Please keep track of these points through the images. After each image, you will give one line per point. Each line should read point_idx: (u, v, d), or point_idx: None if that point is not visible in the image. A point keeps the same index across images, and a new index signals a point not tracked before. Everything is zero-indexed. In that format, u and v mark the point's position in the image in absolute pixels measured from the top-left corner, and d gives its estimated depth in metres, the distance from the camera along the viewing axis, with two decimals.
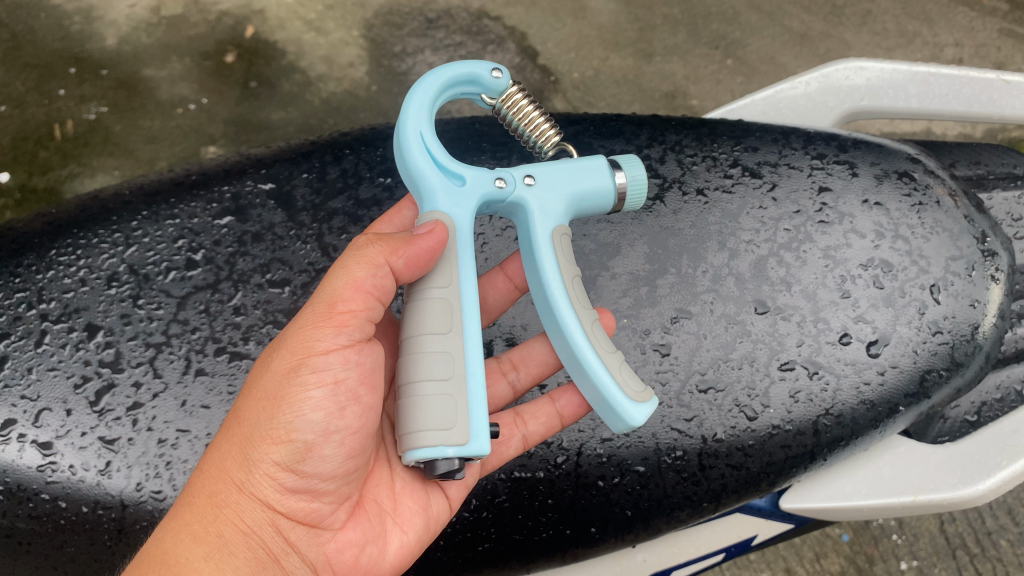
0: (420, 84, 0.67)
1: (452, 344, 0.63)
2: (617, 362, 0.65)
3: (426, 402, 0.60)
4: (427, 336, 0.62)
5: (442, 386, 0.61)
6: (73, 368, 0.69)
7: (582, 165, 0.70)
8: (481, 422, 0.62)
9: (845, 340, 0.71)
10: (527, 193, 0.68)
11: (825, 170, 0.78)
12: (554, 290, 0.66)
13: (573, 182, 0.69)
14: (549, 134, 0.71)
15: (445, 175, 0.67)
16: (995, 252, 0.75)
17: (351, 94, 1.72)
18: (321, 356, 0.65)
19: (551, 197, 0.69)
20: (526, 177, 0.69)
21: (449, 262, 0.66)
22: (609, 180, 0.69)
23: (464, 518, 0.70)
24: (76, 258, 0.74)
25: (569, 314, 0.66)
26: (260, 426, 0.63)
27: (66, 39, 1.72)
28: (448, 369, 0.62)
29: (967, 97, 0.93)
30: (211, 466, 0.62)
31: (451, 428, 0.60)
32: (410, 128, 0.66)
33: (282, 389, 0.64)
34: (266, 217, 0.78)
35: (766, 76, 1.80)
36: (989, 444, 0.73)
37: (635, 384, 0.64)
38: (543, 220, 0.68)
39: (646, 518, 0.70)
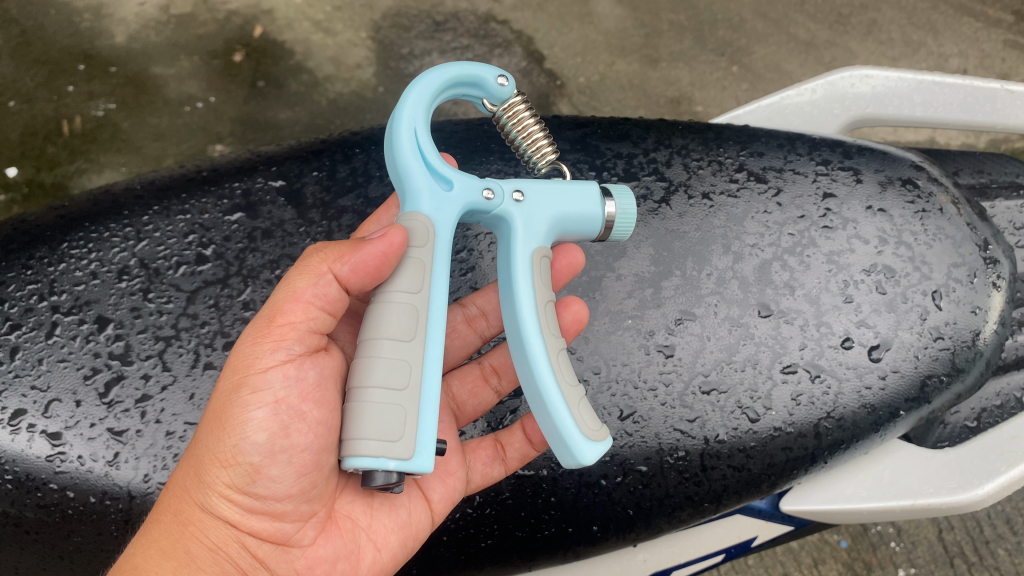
0: (427, 81, 0.67)
1: (413, 353, 0.60)
2: (576, 396, 0.64)
3: (371, 410, 0.57)
4: (382, 340, 0.59)
5: (391, 395, 0.58)
6: (84, 360, 0.70)
7: (571, 190, 0.69)
8: (427, 438, 0.59)
9: (848, 344, 0.71)
10: (512, 209, 0.67)
11: (829, 176, 0.79)
12: (523, 307, 0.65)
13: (561, 206, 0.69)
14: (544, 151, 0.71)
15: (433, 177, 0.66)
16: (996, 260, 0.76)
17: (358, 95, 1.73)
18: (260, 374, 0.64)
19: (534, 222, 0.68)
20: (516, 191, 0.68)
21: (417, 264, 0.63)
22: (598, 210, 0.69)
23: (466, 514, 0.71)
24: (88, 252, 0.75)
25: (534, 337, 0.65)
26: (209, 447, 0.62)
27: (75, 35, 1.73)
28: (403, 378, 0.59)
29: (972, 106, 0.93)
30: (172, 487, 0.62)
31: (397, 441, 0.57)
32: (404, 123, 0.65)
33: (227, 409, 0.63)
34: (276, 214, 0.79)
35: (770, 84, 1.81)
36: (989, 450, 0.74)
37: (592, 422, 0.63)
38: (522, 241, 0.67)
39: (648, 517, 0.70)
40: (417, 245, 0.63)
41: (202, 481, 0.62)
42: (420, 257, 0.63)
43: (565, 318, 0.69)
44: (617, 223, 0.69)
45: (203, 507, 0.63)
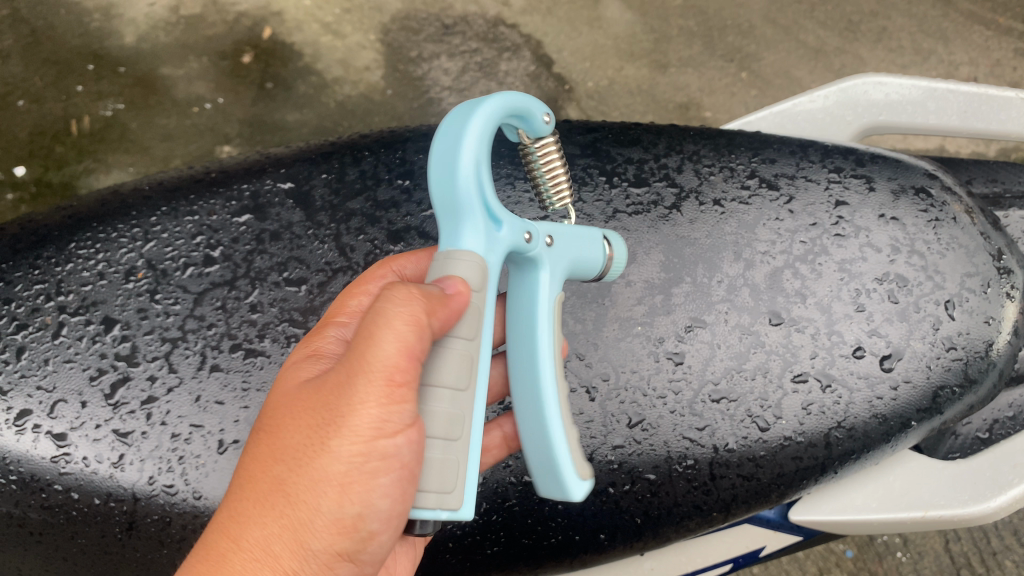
0: (484, 102, 0.58)
1: (461, 399, 0.55)
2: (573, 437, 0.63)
3: (426, 461, 0.53)
4: (444, 390, 0.55)
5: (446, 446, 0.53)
6: (90, 361, 0.70)
7: (580, 233, 0.66)
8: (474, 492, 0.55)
9: (859, 354, 0.71)
10: (543, 256, 0.63)
11: (842, 184, 0.78)
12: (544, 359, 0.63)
13: (577, 252, 0.65)
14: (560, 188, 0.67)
15: (488, 217, 0.59)
16: (1010, 270, 0.75)
17: (366, 97, 1.74)
18: (386, 438, 0.56)
19: (558, 265, 0.64)
20: (547, 238, 0.63)
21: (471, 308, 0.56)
22: (599, 254, 0.66)
23: (473, 522, 0.68)
24: (95, 252, 0.75)
25: (548, 382, 0.62)
26: (321, 514, 0.56)
27: (85, 36, 1.74)
28: (457, 429, 0.54)
29: (987, 115, 0.92)
30: (256, 549, 0.54)
31: (449, 490, 0.53)
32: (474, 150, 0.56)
33: (327, 472, 0.56)
34: (284, 216, 0.78)
35: (780, 90, 1.80)
36: (1001, 462, 0.72)
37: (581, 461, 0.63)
38: (551, 282, 0.64)
39: (655, 525, 0.70)
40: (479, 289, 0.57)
41: (306, 552, 0.56)
42: (478, 300, 0.57)
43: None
44: (611, 268, 0.68)
45: None
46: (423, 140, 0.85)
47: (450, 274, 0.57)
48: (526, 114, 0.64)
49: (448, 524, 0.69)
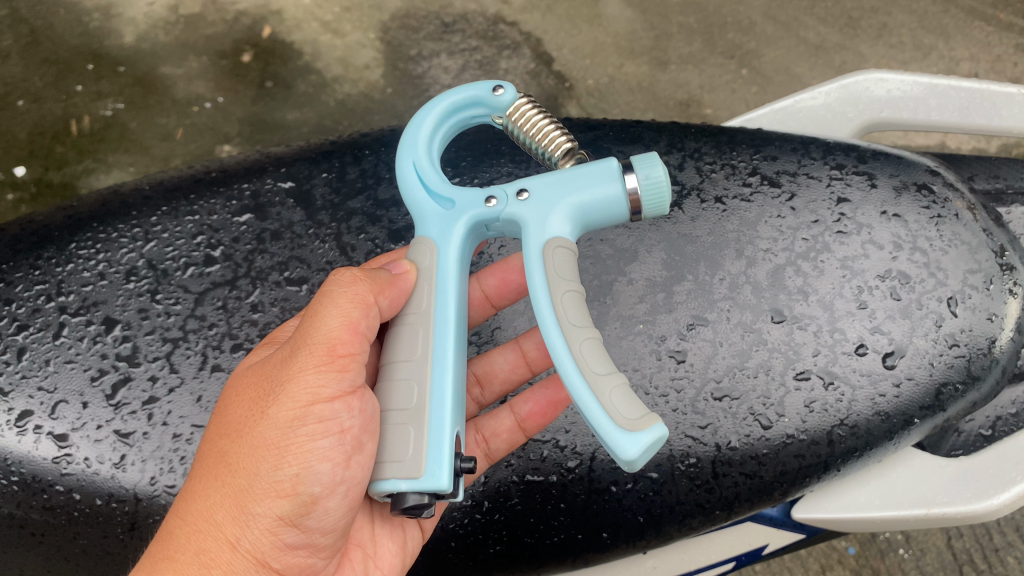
0: (419, 117, 0.69)
1: (411, 369, 0.61)
2: (611, 384, 0.57)
3: (388, 432, 0.60)
4: (399, 364, 0.62)
5: (404, 415, 0.60)
6: (91, 361, 0.70)
7: (582, 174, 0.65)
8: (443, 452, 0.58)
9: (862, 351, 0.70)
10: (520, 213, 0.65)
11: (844, 181, 0.78)
12: (546, 315, 0.61)
13: (571, 192, 0.65)
14: (556, 139, 0.67)
15: (435, 199, 0.67)
16: (1013, 266, 0.74)
17: (366, 96, 1.73)
18: (324, 404, 0.62)
19: (541, 213, 0.65)
20: (522, 193, 0.65)
21: (425, 284, 0.65)
22: (613, 186, 0.64)
23: (475, 519, 0.68)
24: (96, 252, 0.75)
25: (554, 333, 0.60)
26: (259, 478, 0.61)
27: (84, 35, 1.74)
28: (409, 398, 0.61)
29: (989, 111, 0.92)
30: (199, 520, 0.60)
31: (407, 459, 0.58)
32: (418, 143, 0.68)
33: (278, 440, 0.61)
34: (285, 216, 0.78)
35: (781, 87, 1.80)
36: (1005, 458, 0.72)
37: (629, 408, 0.55)
38: (535, 234, 0.64)
39: (658, 525, 0.69)
40: (423, 267, 0.66)
41: (247, 516, 0.61)
42: (426, 278, 0.65)
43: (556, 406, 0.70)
44: (640, 200, 0.64)
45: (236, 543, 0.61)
46: None
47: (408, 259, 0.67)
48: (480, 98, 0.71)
49: (451, 522, 0.69)
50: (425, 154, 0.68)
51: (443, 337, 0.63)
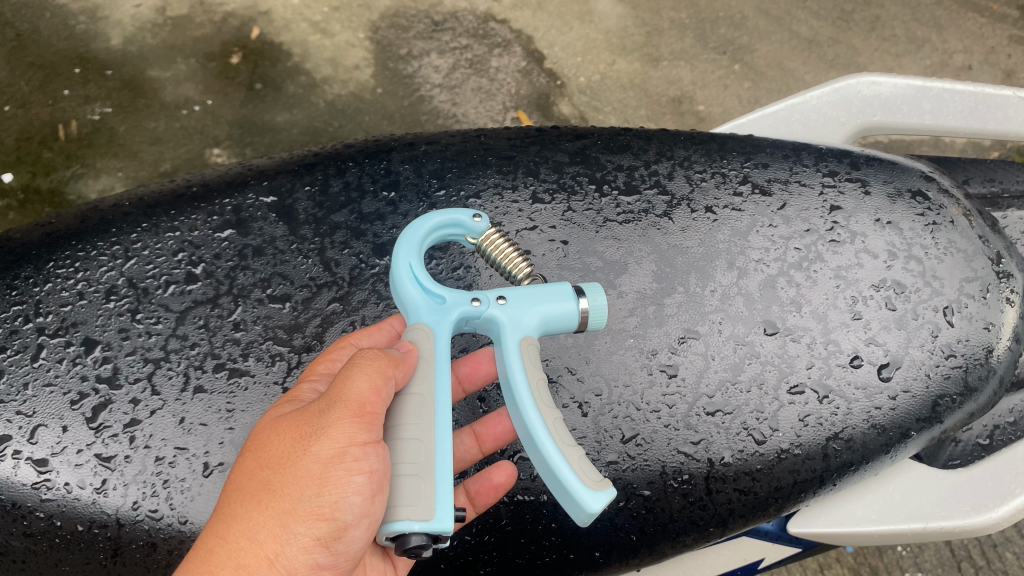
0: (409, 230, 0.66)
1: (418, 431, 0.59)
2: (577, 455, 0.58)
3: (396, 481, 0.56)
4: (405, 424, 0.60)
5: (412, 465, 0.57)
6: (71, 384, 0.68)
7: (545, 291, 0.65)
8: (449, 501, 0.56)
9: (857, 363, 0.69)
10: (499, 315, 0.64)
11: (836, 189, 0.76)
12: (521, 389, 0.61)
13: (541, 306, 0.64)
14: (518, 263, 0.66)
15: (424, 299, 0.65)
16: (1010, 274, 0.73)
17: (356, 96, 1.71)
18: (364, 440, 0.60)
19: (519, 323, 0.64)
20: (500, 297, 0.65)
21: (423, 363, 0.62)
22: (572, 306, 0.64)
23: (464, 542, 0.66)
24: (75, 271, 0.73)
25: (530, 407, 0.60)
26: (303, 502, 0.59)
27: (70, 39, 1.72)
28: (416, 450, 0.58)
29: (984, 114, 0.91)
30: (240, 539, 0.57)
31: (419, 501, 0.55)
32: (410, 242, 0.65)
33: (320, 471, 0.59)
34: (268, 231, 0.76)
35: (772, 82, 1.81)
36: (1004, 471, 0.72)
37: (590, 472, 0.57)
38: (512, 334, 0.64)
39: (651, 542, 0.68)
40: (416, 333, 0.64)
41: (288, 537, 0.58)
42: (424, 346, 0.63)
43: (497, 476, 0.65)
44: (591, 317, 0.64)
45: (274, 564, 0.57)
46: (408, 151, 0.83)
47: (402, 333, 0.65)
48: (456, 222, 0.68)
49: (438, 544, 0.67)
50: (415, 253, 0.65)
51: (444, 415, 0.61)
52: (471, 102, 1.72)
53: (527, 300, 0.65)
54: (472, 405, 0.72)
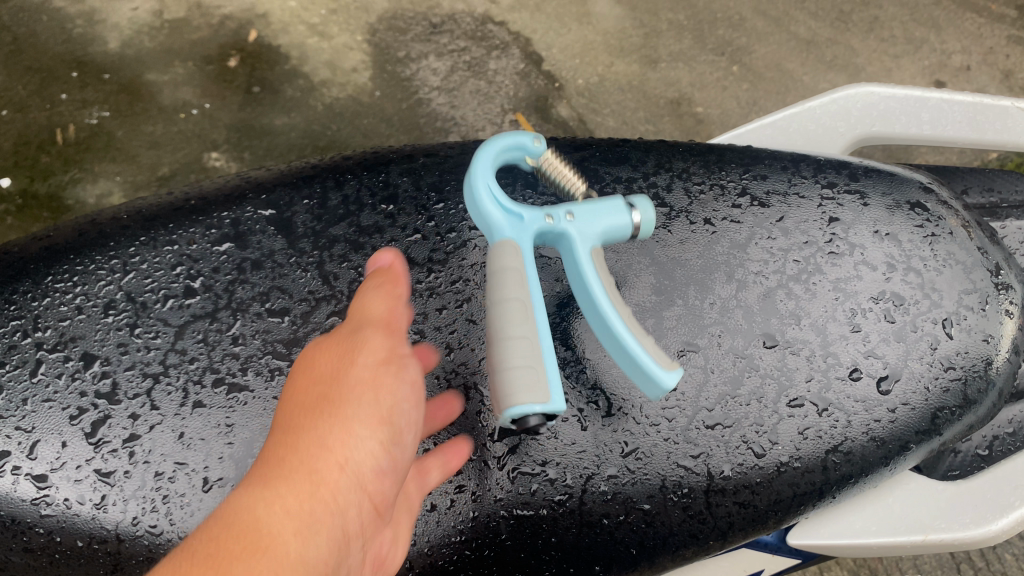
0: (478, 159, 0.66)
1: (525, 325, 0.60)
2: (653, 345, 0.63)
3: (512, 366, 0.57)
4: (511, 325, 0.60)
5: (525, 357, 0.58)
6: (70, 400, 0.67)
7: (605, 205, 0.67)
8: (555, 381, 0.57)
9: (856, 376, 0.69)
10: (570, 227, 0.66)
11: (835, 201, 0.76)
12: (601, 302, 0.64)
13: (606, 218, 0.67)
14: (576, 185, 0.70)
15: (501, 212, 0.66)
16: (1009, 285, 0.73)
17: (354, 99, 1.71)
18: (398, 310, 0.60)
19: (589, 235, 0.66)
20: (570, 212, 0.67)
21: (516, 274, 0.63)
22: (626, 220, 0.67)
23: (464, 557, 0.65)
24: (73, 285, 0.73)
25: (607, 304, 0.64)
26: (375, 336, 0.55)
27: (68, 42, 1.71)
28: (528, 348, 0.59)
29: (984, 123, 0.93)
30: (321, 356, 0.54)
31: (535, 382, 0.56)
32: (487, 180, 0.66)
33: (377, 320, 0.58)
34: (266, 244, 0.76)
35: (771, 84, 1.81)
36: (1004, 482, 0.73)
37: (665, 357, 0.63)
38: (582, 246, 0.66)
39: (651, 555, 0.69)
40: (512, 249, 0.64)
41: (358, 359, 0.53)
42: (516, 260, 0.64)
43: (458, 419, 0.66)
44: (641, 229, 0.68)
45: (368, 365, 0.52)
46: (406, 162, 0.83)
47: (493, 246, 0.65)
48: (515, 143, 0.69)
49: (440, 558, 0.65)
50: (489, 175, 0.66)
51: (540, 311, 0.63)
52: (470, 105, 1.73)
53: (597, 211, 0.67)
54: (471, 419, 0.68)
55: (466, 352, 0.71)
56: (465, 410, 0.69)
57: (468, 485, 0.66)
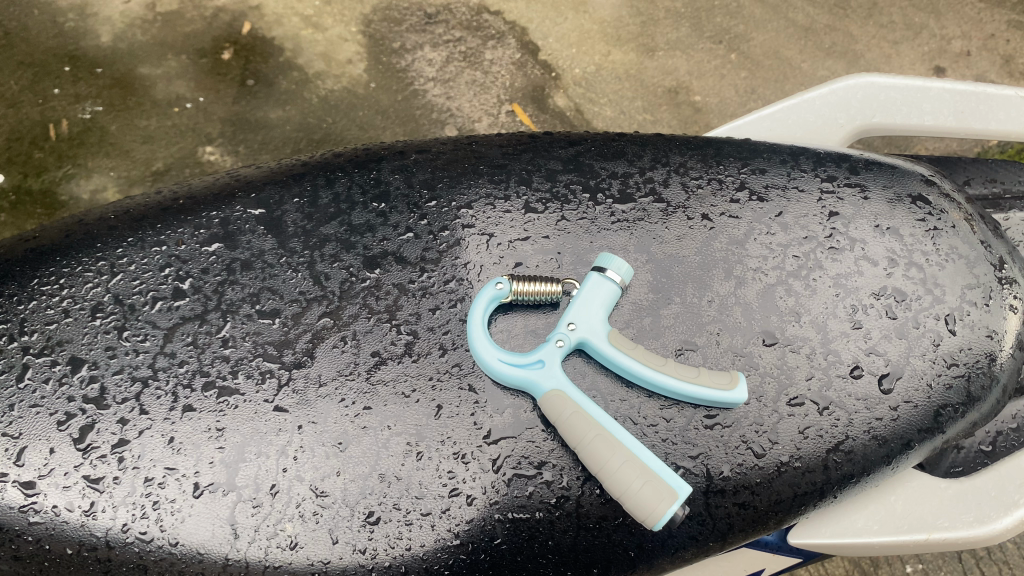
0: (484, 363, 0.67)
1: (614, 452, 0.63)
2: (700, 369, 0.66)
3: (634, 491, 0.61)
4: (605, 458, 0.63)
5: (635, 478, 0.62)
6: (57, 405, 0.65)
7: (584, 291, 0.68)
8: (669, 473, 0.62)
9: (857, 373, 0.68)
10: (581, 334, 0.67)
11: (835, 194, 0.75)
12: (649, 381, 0.65)
13: (596, 301, 0.68)
14: (548, 288, 0.69)
15: (528, 367, 0.67)
16: (1013, 280, 0.73)
17: (349, 91, 1.69)
18: None
19: (596, 327, 0.68)
20: (569, 323, 0.68)
21: (580, 412, 0.64)
22: (613, 290, 0.68)
23: (460, 561, 0.64)
24: (60, 288, 0.71)
25: (658, 375, 0.65)
26: None
27: (60, 37, 1.70)
28: (630, 467, 0.62)
29: (984, 113, 0.91)
30: None
31: (661, 493, 0.61)
32: (501, 366, 0.67)
33: None
34: (256, 244, 0.74)
35: (770, 71, 1.79)
36: (1008, 481, 0.72)
37: (719, 375, 0.66)
38: (601, 339, 0.67)
39: (649, 558, 0.68)
40: (565, 403, 0.65)
41: None
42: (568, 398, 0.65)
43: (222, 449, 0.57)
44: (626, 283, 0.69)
45: None
46: (398, 159, 0.82)
47: (546, 407, 0.65)
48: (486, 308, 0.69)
49: (435, 563, 0.64)
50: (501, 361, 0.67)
51: (613, 422, 0.65)
52: (466, 95, 1.71)
53: (589, 298, 0.68)
54: (465, 421, 0.67)
55: (461, 353, 0.70)
56: (459, 412, 0.67)
57: (463, 489, 0.65)
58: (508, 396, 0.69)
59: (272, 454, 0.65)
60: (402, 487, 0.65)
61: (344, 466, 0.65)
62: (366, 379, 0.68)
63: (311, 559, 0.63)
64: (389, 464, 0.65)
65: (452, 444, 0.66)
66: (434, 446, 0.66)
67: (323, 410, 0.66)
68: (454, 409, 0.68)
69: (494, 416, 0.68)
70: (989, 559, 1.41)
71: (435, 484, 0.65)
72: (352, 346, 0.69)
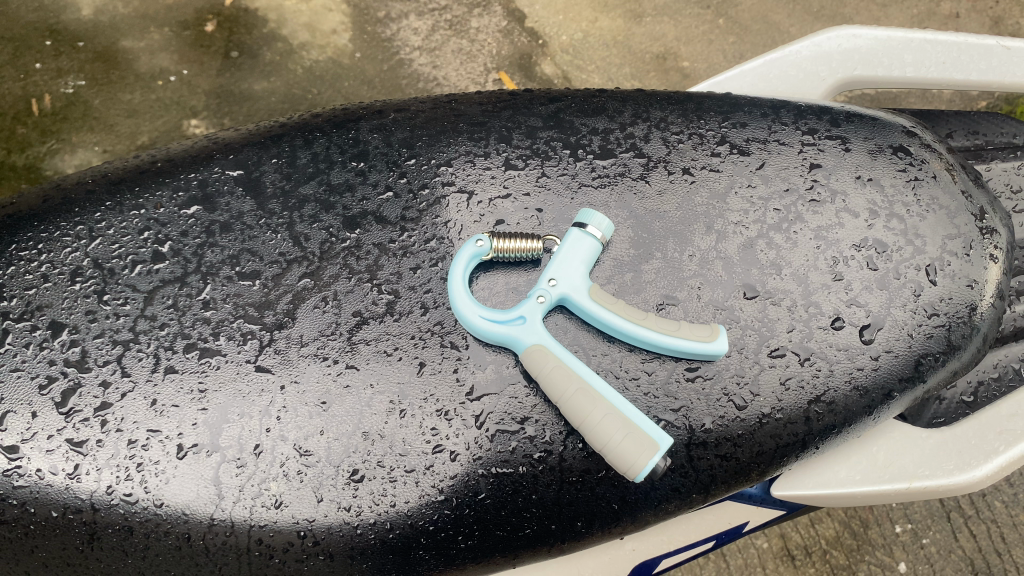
0: (465, 320, 0.67)
1: (596, 407, 0.63)
2: (677, 323, 0.66)
3: (616, 445, 0.62)
4: (587, 413, 0.63)
5: (616, 432, 0.62)
6: (37, 369, 0.64)
7: (564, 247, 0.68)
8: (650, 426, 0.62)
9: (838, 325, 0.68)
10: (562, 290, 0.67)
11: (816, 146, 0.75)
12: (628, 333, 0.65)
13: (576, 256, 0.68)
14: (528, 245, 0.69)
15: (509, 323, 0.67)
16: (993, 229, 0.73)
17: (334, 61, 1.68)
18: None
19: (576, 281, 0.68)
20: (550, 280, 0.68)
21: (561, 366, 0.64)
22: (592, 246, 0.68)
23: (445, 516, 0.65)
24: (38, 253, 0.70)
25: (637, 328, 0.65)
26: None
27: (40, 10, 1.67)
28: (611, 422, 0.62)
29: (966, 65, 0.91)
30: None
31: (642, 446, 0.61)
32: (483, 321, 0.66)
33: None
34: (235, 206, 0.74)
35: (758, 36, 1.78)
36: (987, 429, 0.73)
37: (697, 328, 0.66)
38: (581, 294, 0.67)
39: (633, 510, 0.69)
40: (547, 358, 0.65)
41: None
42: (549, 354, 0.65)
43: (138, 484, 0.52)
44: (605, 238, 0.69)
45: None
46: (376, 119, 0.81)
47: (527, 363, 0.65)
48: (466, 264, 0.68)
49: (420, 519, 0.65)
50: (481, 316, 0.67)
51: (595, 377, 0.65)
52: (452, 64, 1.70)
53: (569, 253, 0.68)
54: (448, 378, 0.67)
55: (443, 311, 0.69)
56: (441, 369, 0.67)
57: (447, 445, 0.65)
58: (490, 353, 0.69)
59: (254, 414, 0.65)
60: (385, 445, 0.65)
61: (327, 425, 0.65)
62: (347, 338, 0.68)
63: (296, 517, 0.63)
64: (372, 422, 0.65)
65: (434, 401, 0.66)
66: (416, 403, 0.66)
67: (305, 370, 0.66)
68: (436, 366, 0.68)
69: (476, 372, 0.68)
70: (977, 517, 1.43)
71: (418, 441, 0.65)
72: (333, 306, 0.69)
